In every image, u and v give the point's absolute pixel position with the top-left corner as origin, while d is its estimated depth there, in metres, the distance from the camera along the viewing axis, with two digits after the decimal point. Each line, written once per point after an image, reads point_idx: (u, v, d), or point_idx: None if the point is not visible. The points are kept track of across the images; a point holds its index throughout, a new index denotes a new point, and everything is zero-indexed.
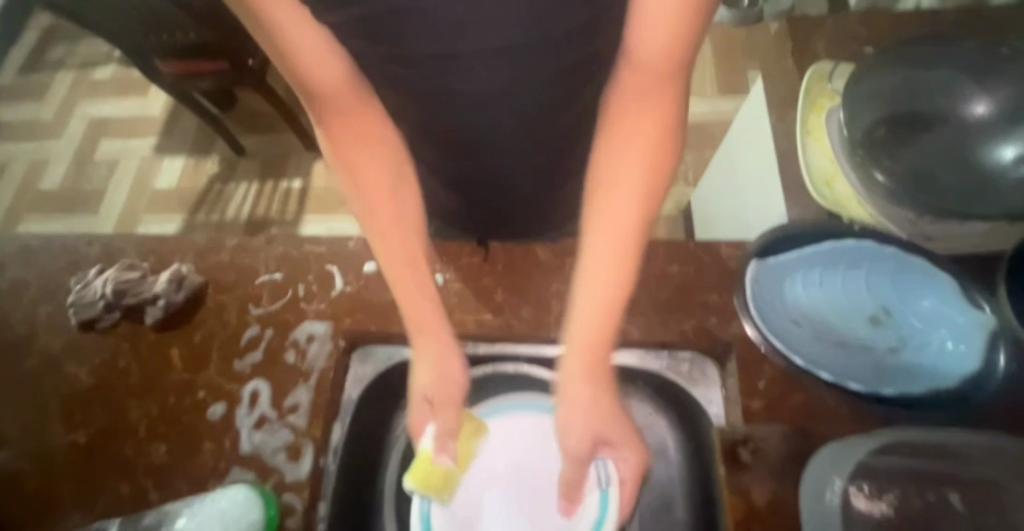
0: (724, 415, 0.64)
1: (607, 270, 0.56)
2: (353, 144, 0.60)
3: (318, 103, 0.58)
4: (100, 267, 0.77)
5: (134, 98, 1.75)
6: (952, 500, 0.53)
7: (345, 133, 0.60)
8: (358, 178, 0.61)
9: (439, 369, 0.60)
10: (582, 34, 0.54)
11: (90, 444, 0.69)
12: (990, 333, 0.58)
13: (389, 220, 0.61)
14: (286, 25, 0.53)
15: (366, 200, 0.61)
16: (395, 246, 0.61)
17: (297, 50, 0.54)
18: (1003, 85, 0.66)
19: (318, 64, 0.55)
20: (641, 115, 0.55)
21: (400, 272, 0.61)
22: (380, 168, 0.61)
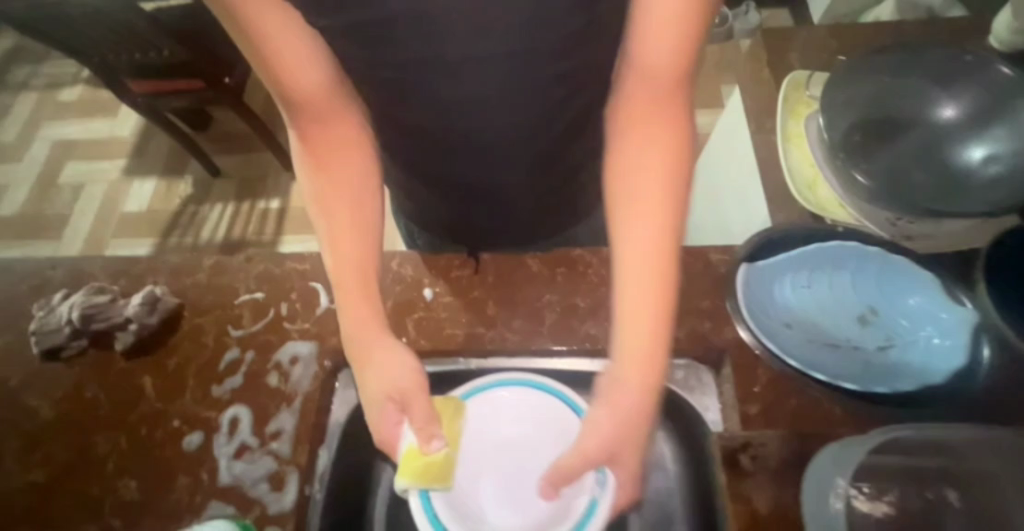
0: (722, 423, 0.62)
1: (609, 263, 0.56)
2: (322, 152, 0.59)
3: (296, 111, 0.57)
4: (65, 291, 0.73)
5: (103, 120, 1.70)
6: (949, 497, 0.53)
7: (319, 140, 0.59)
8: (331, 186, 0.59)
9: (395, 370, 0.54)
10: (571, 43, 0.55)
11: (51, 483, 0.63)
12: (973, 329, 0.60)
13: (345, 226, 0.59)
14: (269, 27, 0.51)
15: (327, 208, 0.59)
16: (348, 255, 0.58)
17: (275, 54, 0.52)
18: (968, 91, 0.69)
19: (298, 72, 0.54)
20: (649, 120, 0.57)
21: (348, 285, 0.58)
22: (352, 179, 0.60)
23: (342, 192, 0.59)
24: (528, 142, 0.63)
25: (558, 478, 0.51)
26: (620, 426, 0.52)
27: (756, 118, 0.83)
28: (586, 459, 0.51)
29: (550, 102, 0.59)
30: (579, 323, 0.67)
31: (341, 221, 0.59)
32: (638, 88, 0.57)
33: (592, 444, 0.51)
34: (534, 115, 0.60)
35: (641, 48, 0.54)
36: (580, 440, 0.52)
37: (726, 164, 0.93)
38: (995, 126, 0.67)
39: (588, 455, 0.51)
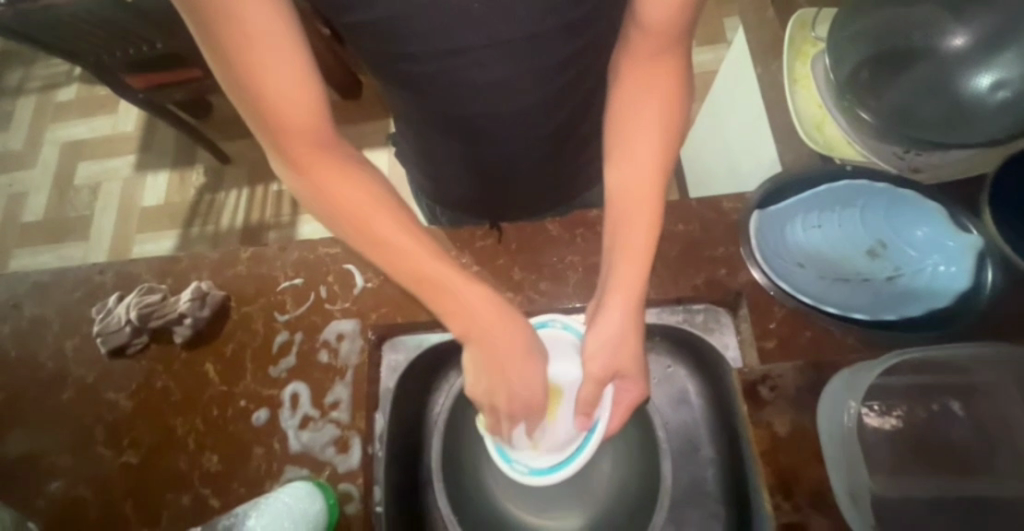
0: (741, 358, 0.68)
1: (635, 203, 0.60)
2: (320, 166, 0.55)
3: (278, 126, 0.52)
4: (118, 294, 0.78)
5: (104, 117, 1.70)
6: (952, 407, 0.58)
7: (312, 152, 0.55)
8: (343, 192, 0.56)
9: (453, 310, 0.59)
10: (580, 11, 0.55)
11: (143, 464, 0.71)
12: (978, 253, 0.63)
13: (379, 233, 0.57)
14: (256, 23, 0.46)
15: (342, 211, 0.57)
16: (394, 253, 0.57)
17: (274, 66, 0.48)
18: (979, 16, 0.68)
19: (286, 80, 0.49)
20: (659, 79, 0.60)
21: (399, 255, 0.58)
22: (349, 185, 0.57)
23: (350, 196, 0.57)
24: (541, 113, 0.64)
25: (585, 406, 0.61)
26: (624, 340, 0.60)
27: (762, 58, 0.82)
28: (594, 377, 0.60)
29: (561, 71, 0.60)
30: None
31: (360, 222, 0.57)
32: (645, 46, 0.58)
33: (597, 368, 0.60)
34: (547, 85, 0.61)
35: (645, 6, 0.55)
36: (585, 364, 0.60)
37: (733, 107, 0.93)
38: (1004, 50, 0.67)
39: (600, 381, 0.60)
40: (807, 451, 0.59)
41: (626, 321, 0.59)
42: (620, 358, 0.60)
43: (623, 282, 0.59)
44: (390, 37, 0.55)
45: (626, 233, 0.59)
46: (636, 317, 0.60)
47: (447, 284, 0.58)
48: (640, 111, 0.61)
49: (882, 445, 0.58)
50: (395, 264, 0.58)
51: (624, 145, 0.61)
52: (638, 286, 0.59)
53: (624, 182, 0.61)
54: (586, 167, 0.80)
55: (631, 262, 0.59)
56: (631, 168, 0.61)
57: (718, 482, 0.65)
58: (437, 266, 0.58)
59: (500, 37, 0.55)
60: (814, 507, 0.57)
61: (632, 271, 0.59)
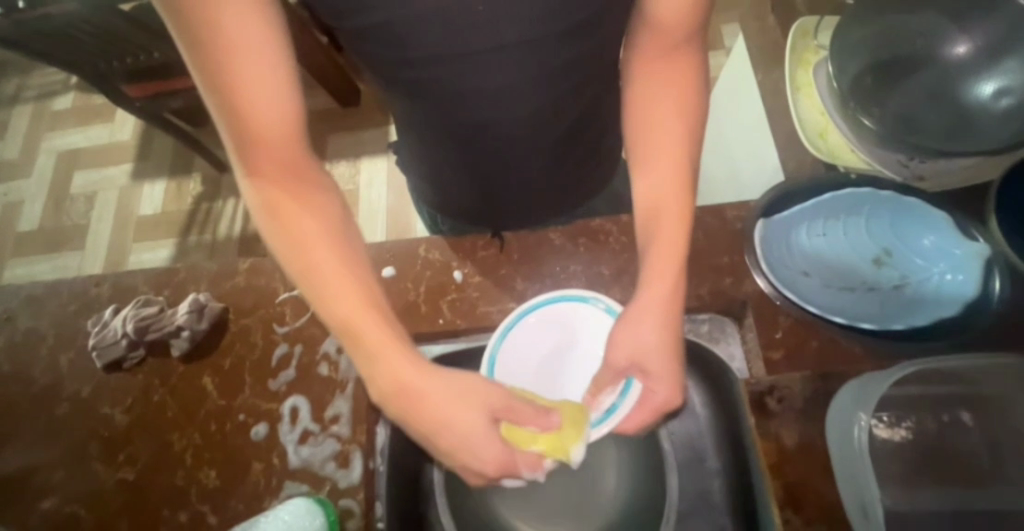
0: (747, 368, 0.67)
1: (664, 196, 0.58)
2: (277, 183, 0.53)
3: (243, 130, 0.49)
4: (114, 307, 0.76)
5: (101, 126, 1.69)
6: (962, 417, 0.58)
7: (275, 164, 0.51)
8: (293, 219, 0.53)
9: (385, 372, 0.52)
10: (583, 20, 0.55)
11: (139, 480, 0.70)
12: (985, 261, 0.62)
13: (323, 272, 0.53)
14: (230, 28, 0.44)
15: (291, 233, 0.53)
16: (337, 298, 0.53)
17: (238, 74, 0.45)
18: (981, 24, 0.68)
19: (257, 88, 0.46)
20: (666, 85, 0.60)
21: (336, 298, 0.53)
22: (300, 210, 0.53)
23: (305, 216, 0.53)
24: (544, 121, 0.64)
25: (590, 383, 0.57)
26: (661, 349, 0.55)
27: (763, 65, 0.82)
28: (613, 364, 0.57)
29: (565, 80, 0.60)
30: (605, 289, 0.70)
31: (307, 249, 0.53)
32: (653, 48, 0.59)
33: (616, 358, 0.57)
34: (550, 95, 0.61)
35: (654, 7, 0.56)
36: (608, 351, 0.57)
37: (735, 114, 0.93)
38: (1006, 59, 0.67)
39: (619, 371, 0.57)
40: (815, 463, 0.58)
41: (661, 332, 0.56)
42: (644, 352, 0.56)
43: (652, 289, 0.56)
44: (395, 46, 0.55)
45: (655, 228, 0.58)
46: (673, 328, 0.56)
47: (376, 338, 0.52)
48: (651, 118, 0.60)
49: (893, 457, 0.57)
50: (332, 306, 0.53)
51: (642, 153, 0.60)
52: (672, 290, 0.56)
53: (645, 180, 0.59)
54: (589, 176, 0.80)
55: (662, 260, 0.57)
56: (651, 167, 0.59)
57: (726, 496, 0.64)
58: (361, 309, 0.53)
59: (505, 44, 0.55)
60: (822, 521, 0.56)
61: (666, 269, 0.57)
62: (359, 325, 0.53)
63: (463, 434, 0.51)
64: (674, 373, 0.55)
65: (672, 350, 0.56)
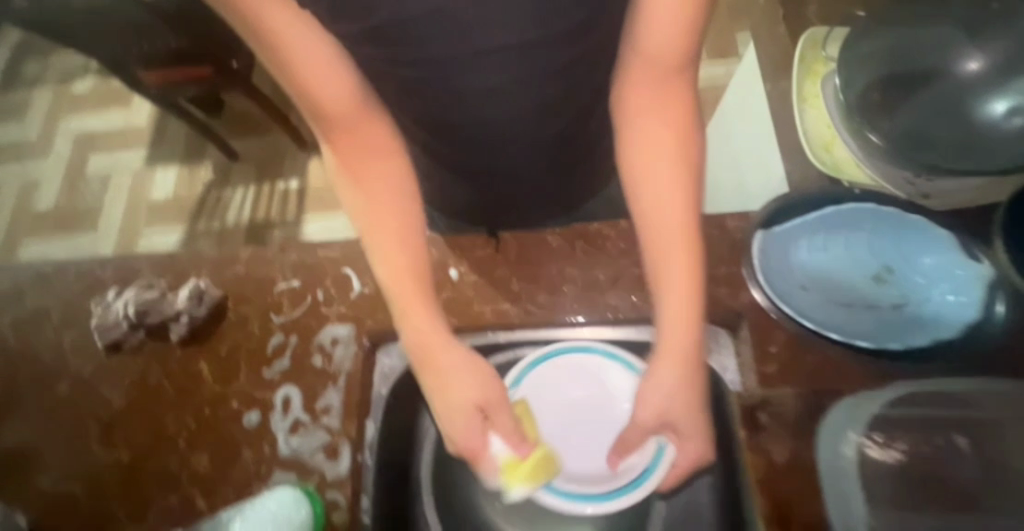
0: (739, 381, 0.65)
1: (670, 235, 0.59)
2: (357, 163, 0.62)
3: (320, 113, 0.58)
4: (117, 289, 0.78)
5: (118, 110, 1.72)
6: (958, 442, 0.56)
7: (347, 138, 0.61)
8: (376, 193, 0.63)
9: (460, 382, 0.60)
10: (579, 24, 0.56)
11: (133, 461, 0.71)
12: (987, 282, 0.62)
13: (391, 233, 0.63)
14: (297, 42, 0.54)
15: (366, 199, 0.63)
16: (398, 266, 0.62)
17: (313, 77, 0.55)
18: (995, 40, 0.67)
19: (321, 75, 0.55)
20: (661, 96, 0.59)
21: (400, 266, 0.62)
22: (387, 176, 0.63)
23: (375, 183, 0.63)
24: (544, 124, 0.64)
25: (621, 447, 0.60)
26: (683, 400, 0.58)
27: (773, 75, 0.81)
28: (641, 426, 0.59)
29: (565, 83, 0.60)
30: (600, 294, 0.70)
31: (383, 212, 0.63)
32: (642, 65, 0.58)
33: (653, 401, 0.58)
34: (550, 98, 0.61)
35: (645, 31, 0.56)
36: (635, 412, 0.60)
37: (742, 122, 0.92)
38: (1021, 76, 0.65)
39: (648, 428, 0.59)
40: (803, 481, 0.57)
41: (677, 375, 0.58)
42: (676, 410, 0.58)
43: (674, 330, 0.58)
44: (403, 47, 0.55)
45: (664, 269, 0.59)
46: (688, 374, 0.58)
47: (420, 318, 0.61)
48: (643, 143, 0.61)
49: (885, 479, 0.56)
50: (399, 278, 0.62)
51: (643, 184, 0.61)
52: (694, 320, 0.58)
53: (648, 201, 0.61)
54: (590, 179, 0.80)
55: (674, 294, 0.59)
56: (650, 191, 0.61)
57: (712, 507, 0.63)
58: (410, 281, 0.62)
59: (503, 45, 0.56)
60: None
61: (684, 305, 0.58)
62: (411, 305, 0.61)
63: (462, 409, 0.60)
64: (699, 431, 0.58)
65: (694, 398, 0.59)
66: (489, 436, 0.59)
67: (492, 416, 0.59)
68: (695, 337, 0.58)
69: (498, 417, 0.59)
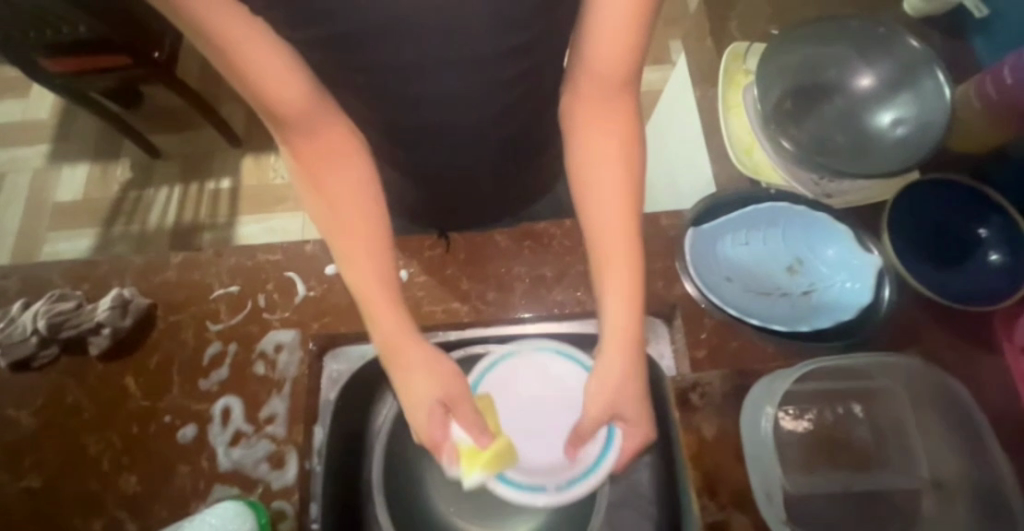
0: (674, 366, 0.72)
1: (621, 246, 0.61)
2: (317, 166, 0.60)
3: (275, 114, 0.56)
4: (24, 301, 0.71)
5: (13, 100, 1.54)
6: (853, 409, 0.65)
7: (305, 138, 0.58)
8: (338, 198, 0.60)
9: (431, 377, 0.60)
10: (530, 39, 0.56)
11: (47, 488, 0.65)
12: (878, 271, 0.70)
13: (359, 242, 0.61)
14: (242, 41, 0.51)
15: (334, 203, 0.60)
16: (366, 271, 0.60)
17: (261, 78, 0.53)
18: (881, 59, 0.76)
19: (272, 77, 0.53)
20: (603, 107, 0.62)
21: (366, 275, 0.60)
22: (351, 178, 0.61)
23: (341, 187, 0.61)
24: (492, 130, 0.66)
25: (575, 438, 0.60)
26: (630, 396, 0.60)
27: (700, 84, 0.88)
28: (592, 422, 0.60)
29: (514, 95, 0.62)
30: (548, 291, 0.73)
31: (348, 222, 0.61)
32: (592, 87, 0.61)
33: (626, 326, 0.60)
34: (498, 107, 0.62)
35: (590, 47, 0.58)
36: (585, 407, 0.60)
37: (674, 126, 0.99)
38: (901, 92, 0.75)
39: (599, 420, 0.60)
40: (729, 454, 0.64)
41: (621, 365, 0.60)
42: (617, 399, 0.60)
43: (615, 312, 0.61)
44: (347, 53, 0.54)
45: (609, 277, 0.61)
46: (632, 358, 0.60)
47: (381, 316, 0.60)
48: (592, 154, 0.63)
49: (795, 446, 0.63)
50: (367, 281, 0.60)
51: (584, 191, 0.63)
52: (633, 330, 0.60)
53: (594, 216, 0.63)
54: (536, 179, 0.83)
55: (620, 309, 0.60)
56: (597, 203, 0.62)
57: (653, 483, 0.68)
58: (383, 280, 0.61)
59: (455, 56, 0.55)
60: (735, 504, 0.62)
61: (625, 314, 0.60)
62: (369, 298, 0.60)
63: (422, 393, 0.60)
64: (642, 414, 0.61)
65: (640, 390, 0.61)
66: (452, 424, 0.59)
67: (454, 408, 0.59)
68: (637, 321, 0.60)
69: (460, 408, 0.59)
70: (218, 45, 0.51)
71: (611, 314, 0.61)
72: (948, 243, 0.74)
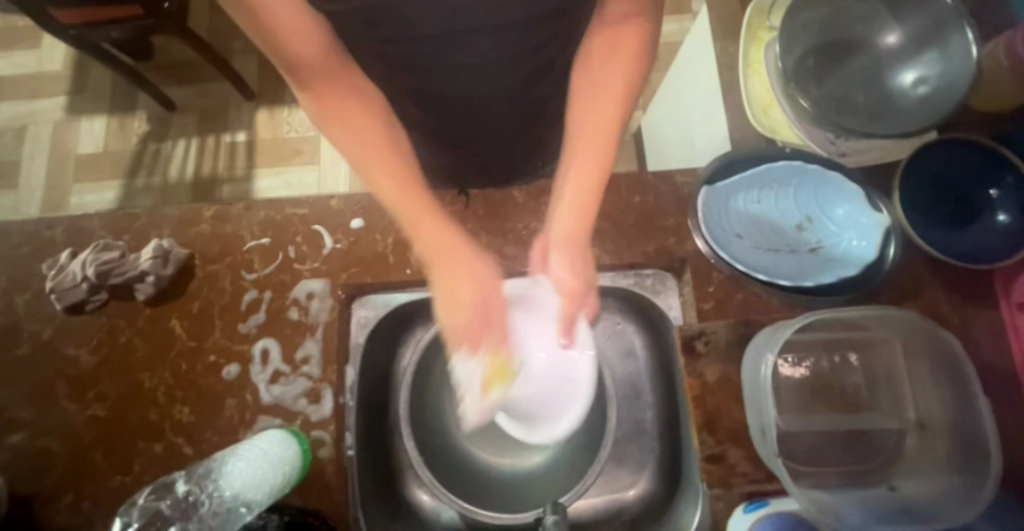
0: (682, 317, 0.77)
1: (594, 151, 0.63)
2: (332, 111, 0.59)
3: (299, 70, 0.57)
4: (71, 250, 0.76)
5: (26, 51, 1.53)
6: (849, 358, 0.70)
7: (322, 86, 0.58)
8: (362, 138, 0.60)
9: (455, 286, 0.58)
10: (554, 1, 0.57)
11: (110, 417, 0.72)
12: (886, 229, 0.72)
13: (390, 166, 0.60)
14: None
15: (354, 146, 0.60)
16: (408, 198, 0.60)
17: (284, 32, 0.53)
18: (911, 15, 0.75)
19: (292, 28, 0.53)
20: (614, 44, 0.63)
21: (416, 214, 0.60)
22: (360, 114, 0.60)
23: (371, 133, 0.60)
24: (514, 90, 0.67)
25: (566, 321, 0.61)
26: (576, 273, 0.62)
27: (722, 39, 0.86)
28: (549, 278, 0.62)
29: (535, 54, 0.63)
30: None
31: (379, 160, 0.60)
32: (616, 12, 0.62)
33: (571, 281, 0.61)
34: (523, 67, 0.64)
35: None
36: (554, 278, 0.62)
37: (692, 82, 0.98)
38: (928, 49, 0.74)
39: (575, 293, 0.61)
40: (729, 397, 0.69)
41: (576, 232, 0.63)
42: (576, 288, 0.61)
43: (572, 203, 0.63)
44: (378, 16, 0.56)
45: (578, 170, 0.63)
46: (580, 251, 0.63)
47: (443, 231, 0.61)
48: (597, 88, 0.64)
49: (790, 389, 0.69)
50: (392, 189, 0.60)
51: (587, 114, 0.64)
52: (585, 218, 0.63)
53: (587, 128, 0.64)
54: (553, 136, 0.84)
55: (572, 200, 0.63)
56: (586, 123, 0.64)
57: (655, 422, 0.76)
58: (419, 199, 0.60)
59: (481, 17, 0.56)
60: (732, 440, 0.67)
61: (580, 202, 0.63)
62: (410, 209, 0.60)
63: (460, 294, 0.58)
64: (584, 280, 0.62)
65: (589, 275, 0.63)
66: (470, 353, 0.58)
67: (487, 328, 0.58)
68: (594, 213, 0.64)
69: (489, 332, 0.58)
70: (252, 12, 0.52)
71: (566, 204, 0.63)
72: (956, 204, 0.75)
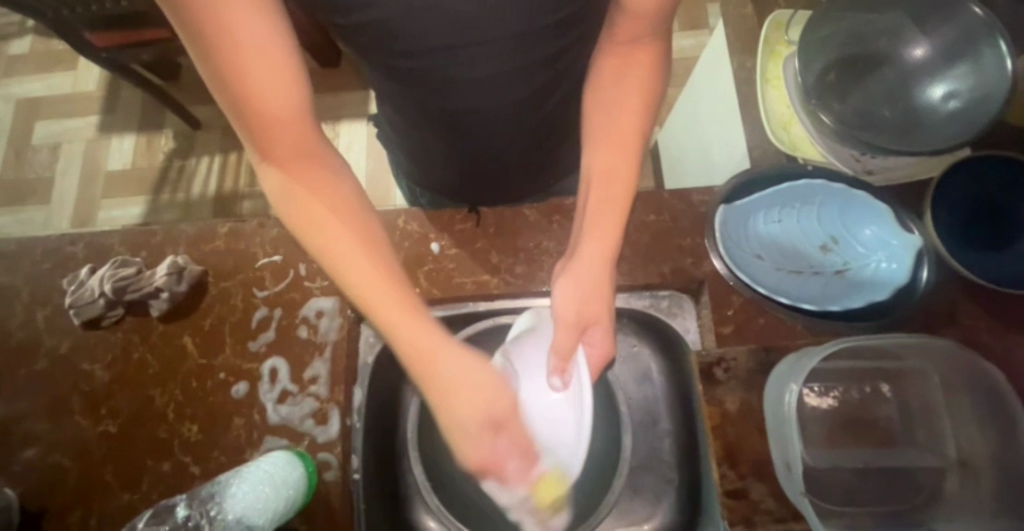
0: (699, 341, 0.73)
1: (617, 176, 0.63)
2: (289, 169, 0.56)
3: (255, 124, 0.52)
4: (90, 266, 0.77)
5: (64, 74, 1.61)
6: (881, 388, 0.66)
7: (281, 144, 0.54)
8: (320, 205, 0.56)
9: None
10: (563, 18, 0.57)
11: (121, 433, 0.72)
12: (919, 251, 0.68)
13: (343, 233, 0.56)
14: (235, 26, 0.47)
15: (293, 211, 0.56)
16: (363, 269, 0.55)
17: (244, 71, 0.48)
18: (938, 28, 0.71)
19: (256, 69, 0.49)
20: (625, 63, 0.63)
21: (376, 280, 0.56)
22: (319, 174, 0.57)
23: (330, 189, 0.57)
24: (525, 108, 0.67)
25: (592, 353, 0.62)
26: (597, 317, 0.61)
27: (738, 55, 0.84)
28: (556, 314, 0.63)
29: (545, 72, 0.63)
30: None
31: (334, 226, 0.56)
32: (626, 29, 0.62)
33: (584, 314, 0.61)
34: (533, 85, 0.63)
35: None
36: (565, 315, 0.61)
37: (709, 98, 0.96)
38: (959, 63, 0.70)
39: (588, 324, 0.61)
40: (751, 428, 0.65)
41: (600, 270, 0.62)
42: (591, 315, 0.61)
43: (593, 239, 0.62)
44: (388, 37, 0.56)
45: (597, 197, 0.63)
46: (604, 286, 0.62)
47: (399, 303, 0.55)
48: (613, 108, 0.64)
49: (817, 420, 0.65)
50: (353, 263, 0.55)
51: (602, 131, 0.64)
52: (605, 255, 0.62)
53: (603, 148, 0.63)
54: (565, 154, 0.82)
55: (593, 235, 0.62)
56: (601, 145, 0.64)
57: (674, 452, 0.72)
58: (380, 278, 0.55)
59: (489, 36, 0.56)
60: (755, 474, 0.64)
61: (605, 235, 0.62)
62: (375, 287, 0.55)
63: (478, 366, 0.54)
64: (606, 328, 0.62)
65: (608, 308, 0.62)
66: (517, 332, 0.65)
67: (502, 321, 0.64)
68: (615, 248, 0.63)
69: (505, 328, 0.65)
70: (220, 41, 0.47)
71: (585, 243, 0.62)
72: (996, 225, 0.71)
